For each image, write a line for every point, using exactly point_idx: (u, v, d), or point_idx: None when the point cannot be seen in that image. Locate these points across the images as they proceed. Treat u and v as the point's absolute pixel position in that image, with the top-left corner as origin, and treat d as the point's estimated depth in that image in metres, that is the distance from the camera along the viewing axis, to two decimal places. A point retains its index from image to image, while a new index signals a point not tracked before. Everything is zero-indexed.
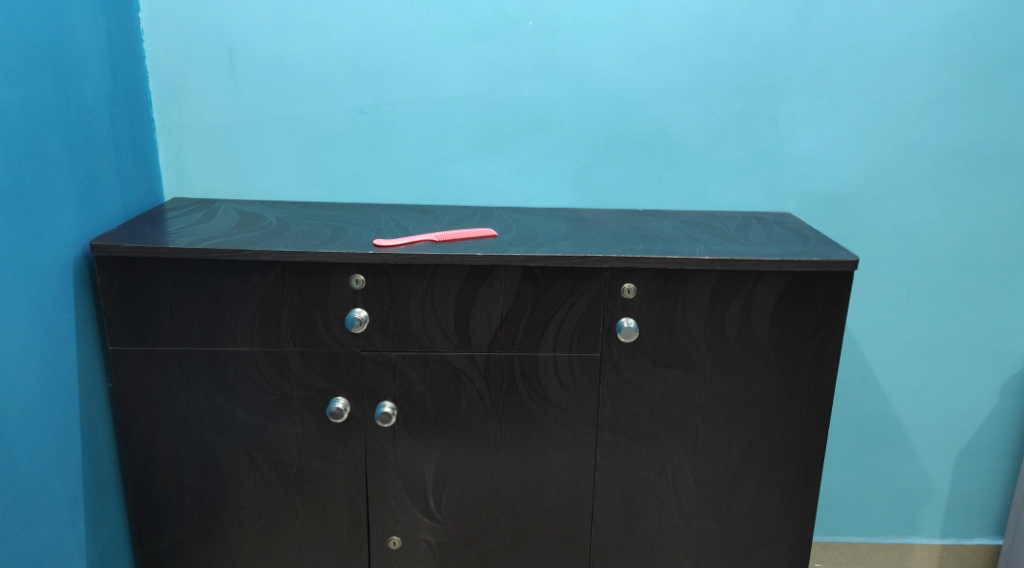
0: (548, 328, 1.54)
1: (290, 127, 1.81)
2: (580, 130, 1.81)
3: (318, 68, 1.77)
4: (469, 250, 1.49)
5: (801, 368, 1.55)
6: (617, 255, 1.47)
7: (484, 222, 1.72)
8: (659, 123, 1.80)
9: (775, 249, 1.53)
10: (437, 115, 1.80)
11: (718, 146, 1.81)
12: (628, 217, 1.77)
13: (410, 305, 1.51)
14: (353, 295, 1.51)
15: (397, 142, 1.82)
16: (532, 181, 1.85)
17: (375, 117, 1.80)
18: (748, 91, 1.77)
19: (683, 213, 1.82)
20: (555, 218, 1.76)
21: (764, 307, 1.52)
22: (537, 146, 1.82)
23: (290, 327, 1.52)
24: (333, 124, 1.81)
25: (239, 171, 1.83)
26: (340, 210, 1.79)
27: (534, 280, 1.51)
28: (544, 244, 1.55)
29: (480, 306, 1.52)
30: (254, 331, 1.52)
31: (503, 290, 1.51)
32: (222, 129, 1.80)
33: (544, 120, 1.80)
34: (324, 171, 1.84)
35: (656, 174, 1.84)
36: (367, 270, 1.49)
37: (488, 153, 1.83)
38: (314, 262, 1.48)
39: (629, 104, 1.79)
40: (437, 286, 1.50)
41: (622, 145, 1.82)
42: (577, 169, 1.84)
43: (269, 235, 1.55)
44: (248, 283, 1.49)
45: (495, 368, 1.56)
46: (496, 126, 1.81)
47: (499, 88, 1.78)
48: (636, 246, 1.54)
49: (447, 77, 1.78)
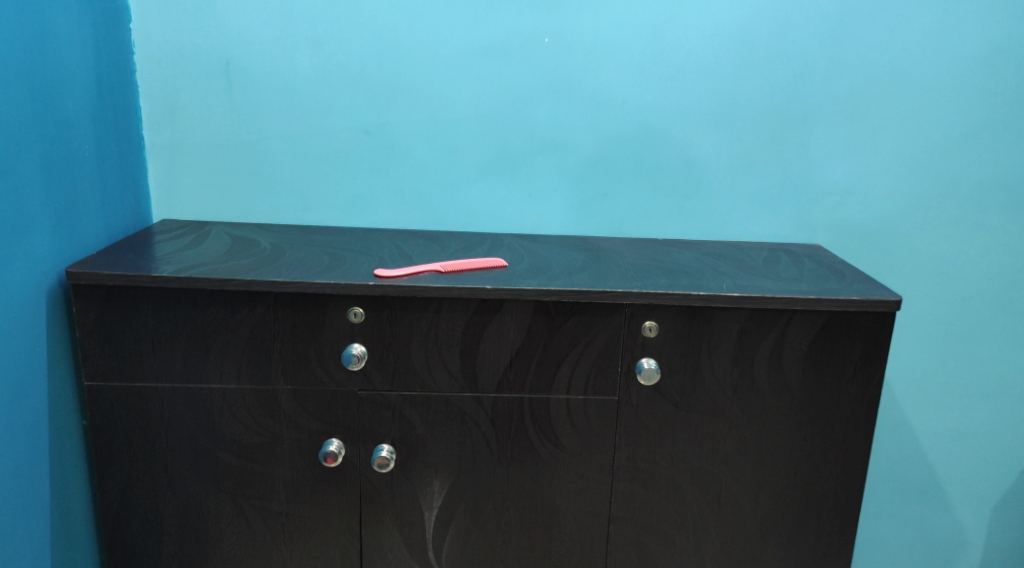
0: (561, 369, 1.42)
1: (288, 146, 1.70)
2: (597, 155, 1.70)
3: (320, 85, 1.66)
4: (477, 283, 1.37)
5: (835, 417, 1.43)
6: (638, 291, 1.35)
7: (493, 251, 1.60)
8: (682, 150, 1.69)
9: (809, 287, 1.41)
10: (446, 137, 1.69)
11: (743, 173, 1.70)
12: (647, 248, 1.66)
13: (412, 342, 1.40)
14: (351, 329, 1.39)
15: (402, 164, 1.71)
16: (544, 208, 1.73)
17: (380, 137, 1.69)
18: (778, 116, 1.67)
19: (705, 244, 1.70)
20: (569, 247, 1.65)
21: (797, 349, 1.39)
22: (552, 171, 1.71)
23: (281, 364, 1.40)
24: (335, 144, 1.70)
25: (232, 192, 1.72)
26: (340, 235, 1.67)
27: (547, 316, 1.39)
28: (559, 277, 1.43)
29: (489, 343, 1.40)
30: (241, 367, 1.40)
31: (514, 326, 1.39)
32: (216, 147, 1.69)
33: (559, 143, 1.69)
34: (323, 194, 1.73)
35: (677, 201, 1.72)
36: (367, 303, 1.38)
37: (499, 178, 1.72)
38: (309, 293, 1.36)
39: (649, 128, 1.68)
40: (441, 320, 1.39)
41: (642, 170, 1.71)
42: (593, 196, 1.72)
43: (262, 262, 1.44)
44: (237, 315, 1.37)
45: (502, 410, 1.43)
46: (508, 149, 1.70)
47: (513, 108, 1.67)
48: (658, 280, 1.42)
49: (456, 96, 1.67)
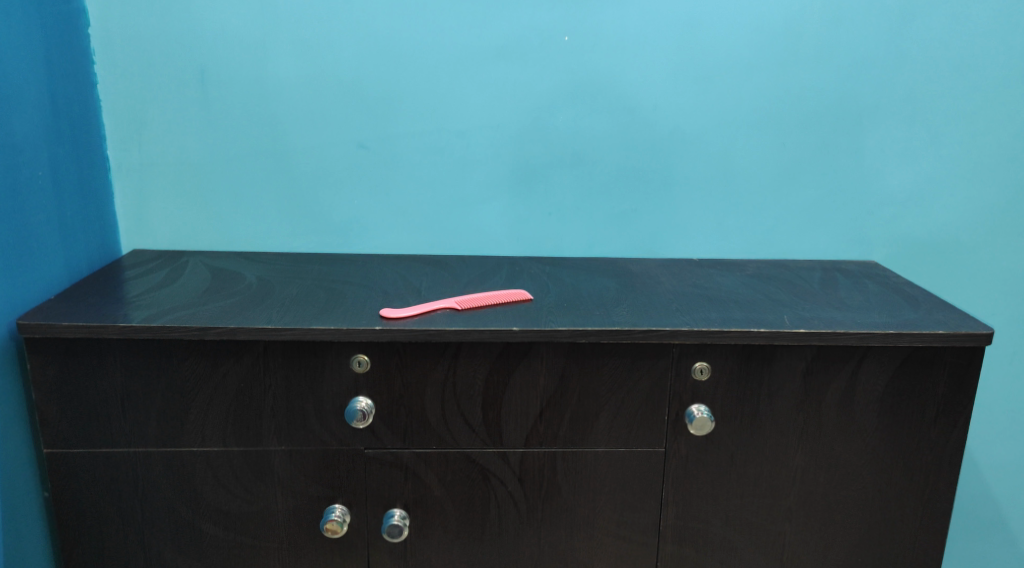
0: (599, 419, 1.23)
1: (275, 164, 1.50)
2: (625, 167, 1.51)
3: (309, 94, 1.46)
4: (501, 324, 1.18)
5: (914, 465, 1.24)
6: (689, 329, 1.17)
7: (512, 279, 1.41)
8: (721, 160, 1.50)
9: (882, 318, 1.23)
10: (453, 149, 1.49)
11: (789, 183, 1.52)
12: (685, 271, 1.47)
13: (426, 392, 1.20)
14: (355, 380, 1.19)
15: (404, 180, 1.51)
16: (566, 228, 1.54)
17: (378, 152, 1.49)
18: (827, 118, 1.48)
19: (748, 264, 1.51)
20: (597, 272, 1.46)
21: (870, 390, 1.21)
22: (574, 186, 1.52)
23: (273, 422, 1.20)
24: (328, 161, 1.50)
25: (211, 218, 1.52)
26: (336, 264, 1.47)
27: (582, 359, 1.20)
28: (594, 312, 1.24)
29: (515, 391, 1.20)
30: (227, 427, 1.20)
31: (544, 371, 1.20)
32: (192, 167, 1.49)
33: (582, 154, 1.50)
34: (316, 216, 1.52)
35: (715, 216, 1.53)
36: (373, 349, 1.18)
37: (516, 194, 1.52)
38: (305, 341, 1.16)
39: (683, 136, 1.49)
40: (460, 367, 1.19)
41: (675, 182, 1.52)
42: (621, 212, 1.53)
43: (247, 304, 1.24)
44: (220, 367, 1.17)
45: (532, 467, 1.24)
46: (524, 162, 1.50)
47: (529, 116, 1.48)
48: (707, 314, 1.23)
49: (464, 104, 1.47)
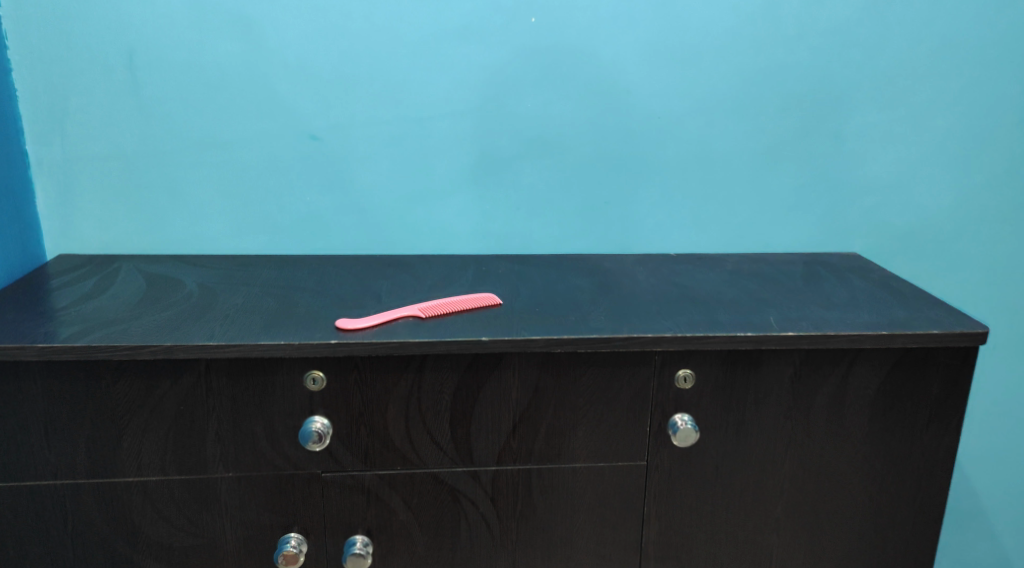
0: (577, 432, 1.14)
1: (216, 158, 1.37)
2: (598, 157, 1.42)
3: (253, 80, 1.33)
4: (469, 333, 1.08)
5: (905, 469, 1.19)
6: (672, 335, 1.08)
7: (480, 281, 1.31)
8: (698, 149, 1.42)
9: (873, 317, 1.16)
10: (413, 140, 1.38)
11: (768, 173, 1.44)
12: (662, 268, 1.39)
13: (389, 410, 1.10)
14: (309, 399, 1.08)
15: (360, 174, 1.40)
16: (535, 223, 1.45)
17: (332, 144, 1.38)
18: (807, 104, 1.41)
19: (727, 260, 1.44)
20: (570, 271, 1.37)
21: (861, 394, 1.14)
22: (544, 178, 1.42)
23: (219, 447, 1.08)
24: (277, 155, 1.37)
25: (147, 219, 1.38)
26: (287, 267, 1.35)
27: (557, 369, 1.11)
28: (569, 318, 1.15)
29: (486, 405, 1.11)
30: (166, 454, 1.08)
31: (517, 383, 1.11)
32: (122, 162, 1.35)
33: (552, 144, 1.40)
34: (264, 215, 1.40)
35: (692, 208, 1.45)
36: (328, 365, 1.07)
37: (482, 188, 1.42)
38: (252, 358, 1.05)
39: (659, 124, 1.40)
40: (425, 381, 1.09)
41: (650, 173, 1.43)
42: (593, 205, 1.44)
43: (187, 316, 1.12)
44: (156, 390, 1.05)
45: (505, 485, 1.15)
46: (490, 153, 1.40)
47: (495, 103, 1.37)
48: (690, 316, 1.15)
49: (425, 92, 1.36)
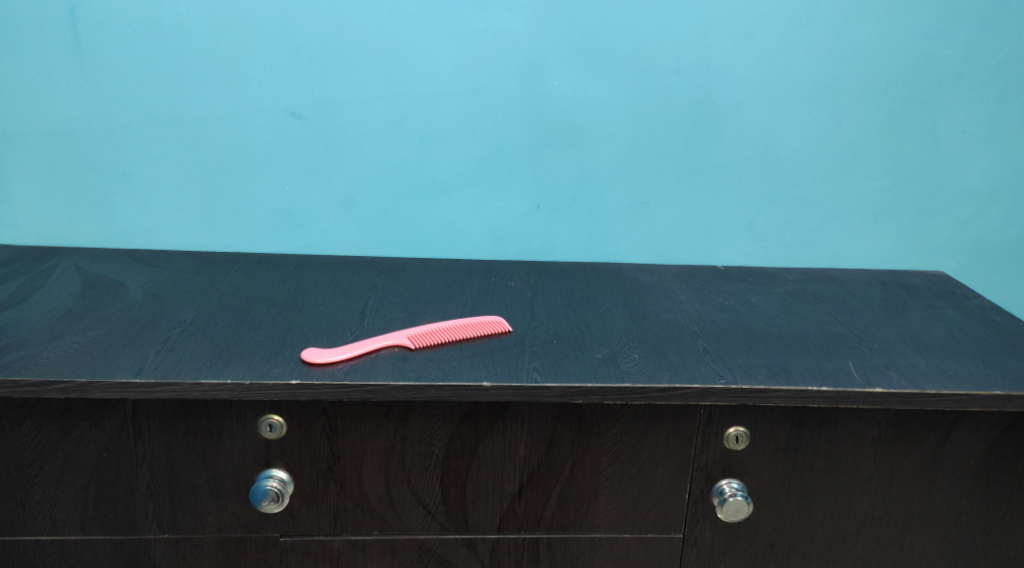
0: (598, 498, 0.91)
1: (176, 136, 1.14)
2: (638, 149, 1.17)
3: (221, 43, 1.10)
4: (466, 375, 0.85)
5: (1006, 556, 0.95)
6: (726, 387, 0.85)
7: (486, 296, 1.08)
8: (757, 143, 1.17)
9: (979, 367, 0.92)
10: (414, 122, 1.15)
11: (843, 174, 1.20)
12: (707, 285, 1.14)
13: (364, 464, 0.88)
14: (264, 449, 0.87)
15: (349, 161, 1.16)
16: (558, 224, 1.21)
17: (316, 124, 1.14)
18: (898, 92, 1.16)
19: (786, 276, 1.19)
20: (597, 286, 1.13)
21: (959, 464, 0.91)
22: (570, 172, 1.18)
23: (150, 503, 0.87)
24: (250, 135, 1.14)
25: (97, 205, 1.17)
26: (257, 270, 1.13)
27: (577, 422, 0.88)
28: (594, 355, 0.91)
29: (486, 462, 0.89)
30: (85, 510, 0.87)
31: (525, 437, 0.88)
32: (64, 137, 1.13)
33: (582, 132, 1.16)
34: (234, 205, 1.18)
35: (747, 213, 1.21)
36: (289, 409, 0.85)
37: (495, 182, 1.18)
38: (192, 399, 0.83)
39: (712, 110, 1.15)
40: (410, 432, 0.87)
41: (699, 169, 1.19)
42: (628, 206, 1.20)
43: (118, 338, 0.90)
44: (71, 434, 0.84)
45: (506, 558, 0.93)
46: (507, 141, 1.16)
47: (514, 80, 1.13)
48: (748, 358, 0.92)
49: (430, 65, 1.12)
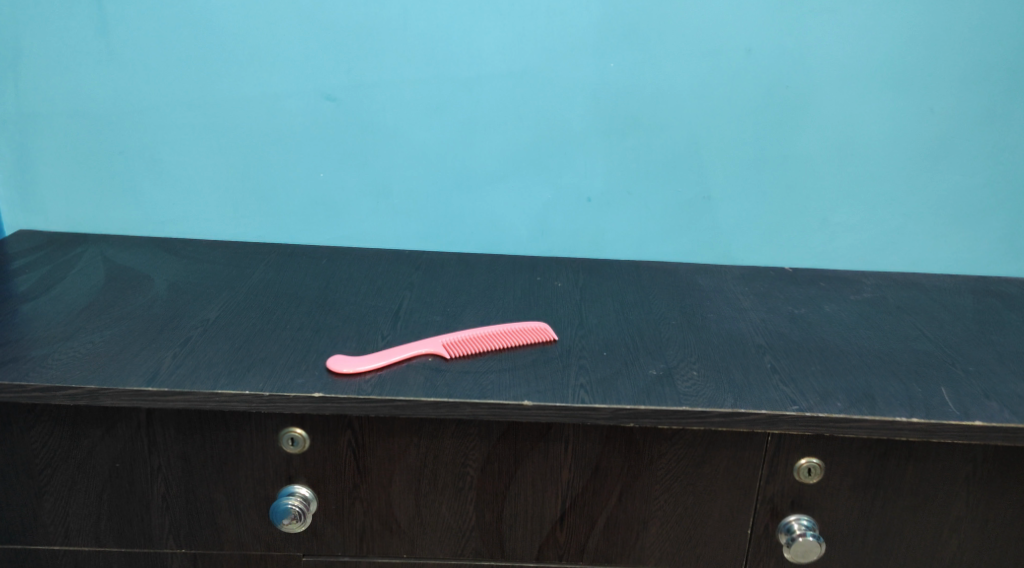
0: (649, 529, 0.82)
1: (205, 119, 1.07)
2: (701, 137, 1.06)
3: (253, 20, 1.02)
4: (505, 392, 0.77)
5: None
6: (798, 415, 0.75)
7: (531, 298, 0.99)
8: (836, 133, 1.06)
9: None
10: (457, 107, 1.06)
11: (931, 168, 1.07)
12: (775, 290, 1.04)
13: (393, 484, 0.81)
14: (286, 463, 0.80)
15: (386, 148, 1.08)
16: (610, 219, 1.11)
17: (351, 107, 1.06)
18: (998, 77, 1.03)
19: (863, 282, 1.08)
20: (652, 288, 1.03)
21: None
22: (625, 162, 1.08)
23: (166, 516, 0.82)
24: (283, 119, 1.07)
25: (123, 191, 1.11)
26: (288, 263, 1.06)
27: (627, 446, 0.79)
28: (648, 371, 0.82)
29: (525, 486, 0.81)
30: (99, 521, 0.82)
31: (569, 460, 0.80)
32: (91, 119, 1.07)
33: (640, 118, 1.06)
34: (265, 194, 1.11)
35: (821, 209, 1.09)
36: (312, 422, 0.79)
37: (543, 173, 1.09)
38: (208, 409, 0.77)
39: (786, 95, 1.04)
40: (443, 451, 0.79)
41: (769, 160, 1.07)
42: (689, 201, 1.10)
43: (135, 338, 0.84)
44: (82, 441, 0.79)
45: None
46: (557, 128, 1.06)
47: (566, 61, 1.03)
48: (822, 379, 0.81)
49: (475, 44, 1.03)
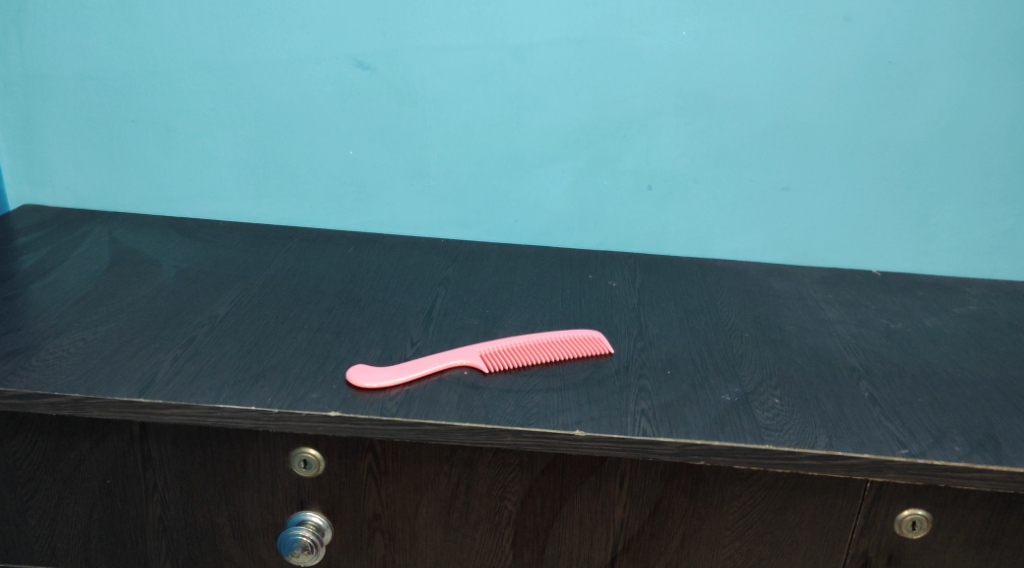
0: None
1: (224, 86, 0.95)
2: (784, 119, 0.92)
3: None
4: (552, 418, 0.65)
5: None
6: (907, 461, 0.62)
7: (581, 300, 0.87)
8: (942, 117, 0.91)
9: None
10: (504, 78, 0.93)
11: None
12: (864, 298, 0.90)
13: (419, 516, 0.70)
14: (298, 487, 0.70)
15: (423, 123, 0.96)
16: (674, 210, 0.98)
17: (386, 77, 0.94)
18: None
19: (965, 291, 0.93)
20: (720, 292, 0.90)
21: None
22: (695, 145, 0.94)
23: (163, 540, 0.72)
24: (309, 88, 0.95)
25: (135, 164, 1.00)
26: (312, 249, 0.95)
27: (694, 486, 0.67)
28: (721, 397, 0.70)
29: (571, 524, 0.70)
30: (89, 541, 0.73)
31: (624, 498, 0.68)
32: (99, 84, 0.96)
33: (714, 95, 0.92)
34: (289, 172, 0.99)
35: (919, 205, 0.95)
36: (328, 443, 0.68)
37: (599, 157, 0.96)
38: (210, 425, 0.67)
39: (887, 72, 0.89)
40: (477, 481, 0.68)
41: (861, 147, 0.93)
42: (764, 191, 0.96)
43: (133, 336, 0.74)
44: (70, 453, 0.70)
45: None
46: (618, 105, 0.93)
47: (633, 28, 0.89)
48: (931, 415, 0.68)
49: (527, 6, 0.89)
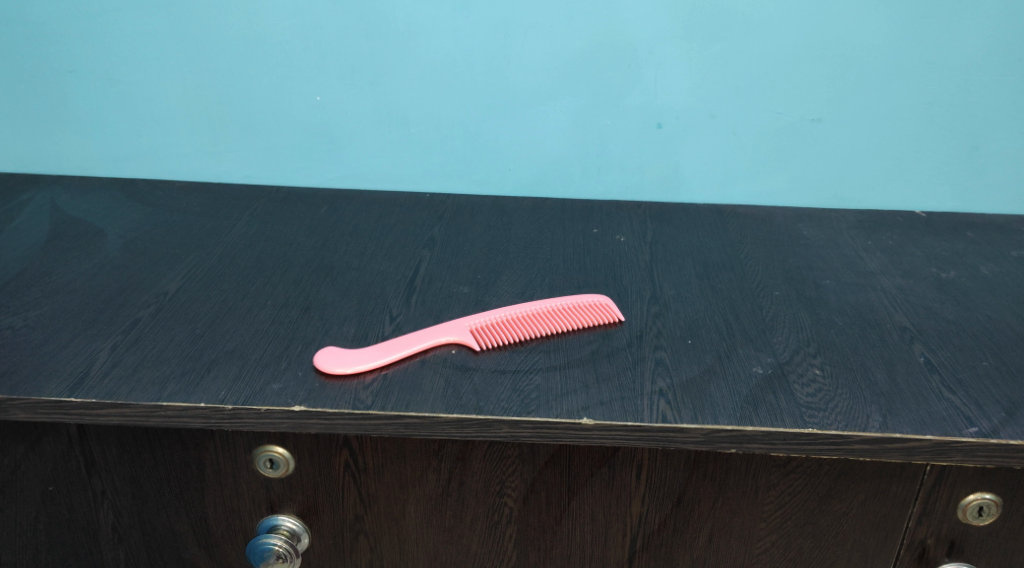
0: None
1: (169, 27, 0.83)
2: (814, 37, 0.80)
3: None
4: (555, 404, 0.55)
5: None
6: (978, 443, 0.52)
7: (586, 258, 0.76)
8: (997, 29, 0.78)
9: None
10: (489, 3, 0.80)
11: None
12: (907, 244, 0.79)
13: (407, 516, 0.61)
14: (266, 488, 0.61)
15: (399, 59, 0.84)
16: (688, 149, 0.86)
17: (352, 8, 0.81)
18: None
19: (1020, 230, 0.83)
20: (743, 242, 0.79)
21: None
22: (711, 73, 0.82)
23: (121, 550, 0.64)
24: (266, 25, 0.83)
25: (79, 120, 0.89)
26: (281, 211, 0.85)
27: (724, 474, 0.58)
28: (752, 369, 0.60)
29: (582, 520, 0.60)
30: (37, 554, 0.64)
31: (642, 490, 0.59)
32: (26, 29, 0.84)
33: (733, 14, 0.79)
34: (251, 123, 0.88)
35: (968, 133, 0.83)
36: (297, 440, 0.58)
37: (601, 91, 0.84)
38: (156, 426, 0.57)
39: None
40: (472, 477, 0.59)
41: (903, 67, 0.81)
42: (791, 124, 0.84)
43: (68, 321, 0.64)
44: (3, 460, 0.61)
45: None
46: (621, 30, 0.81)
47: None
48: (999, 383, 0.58)
49: None
